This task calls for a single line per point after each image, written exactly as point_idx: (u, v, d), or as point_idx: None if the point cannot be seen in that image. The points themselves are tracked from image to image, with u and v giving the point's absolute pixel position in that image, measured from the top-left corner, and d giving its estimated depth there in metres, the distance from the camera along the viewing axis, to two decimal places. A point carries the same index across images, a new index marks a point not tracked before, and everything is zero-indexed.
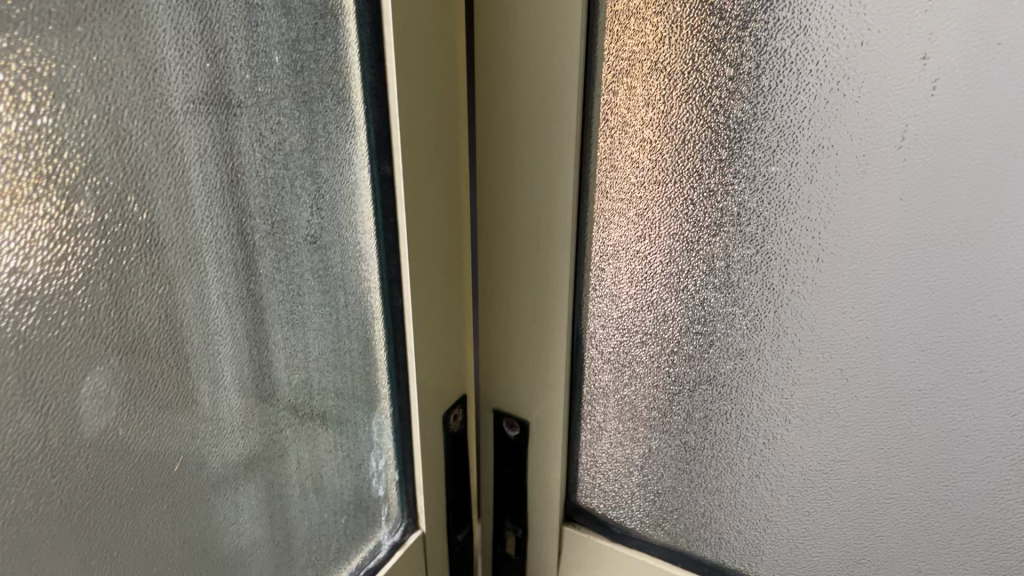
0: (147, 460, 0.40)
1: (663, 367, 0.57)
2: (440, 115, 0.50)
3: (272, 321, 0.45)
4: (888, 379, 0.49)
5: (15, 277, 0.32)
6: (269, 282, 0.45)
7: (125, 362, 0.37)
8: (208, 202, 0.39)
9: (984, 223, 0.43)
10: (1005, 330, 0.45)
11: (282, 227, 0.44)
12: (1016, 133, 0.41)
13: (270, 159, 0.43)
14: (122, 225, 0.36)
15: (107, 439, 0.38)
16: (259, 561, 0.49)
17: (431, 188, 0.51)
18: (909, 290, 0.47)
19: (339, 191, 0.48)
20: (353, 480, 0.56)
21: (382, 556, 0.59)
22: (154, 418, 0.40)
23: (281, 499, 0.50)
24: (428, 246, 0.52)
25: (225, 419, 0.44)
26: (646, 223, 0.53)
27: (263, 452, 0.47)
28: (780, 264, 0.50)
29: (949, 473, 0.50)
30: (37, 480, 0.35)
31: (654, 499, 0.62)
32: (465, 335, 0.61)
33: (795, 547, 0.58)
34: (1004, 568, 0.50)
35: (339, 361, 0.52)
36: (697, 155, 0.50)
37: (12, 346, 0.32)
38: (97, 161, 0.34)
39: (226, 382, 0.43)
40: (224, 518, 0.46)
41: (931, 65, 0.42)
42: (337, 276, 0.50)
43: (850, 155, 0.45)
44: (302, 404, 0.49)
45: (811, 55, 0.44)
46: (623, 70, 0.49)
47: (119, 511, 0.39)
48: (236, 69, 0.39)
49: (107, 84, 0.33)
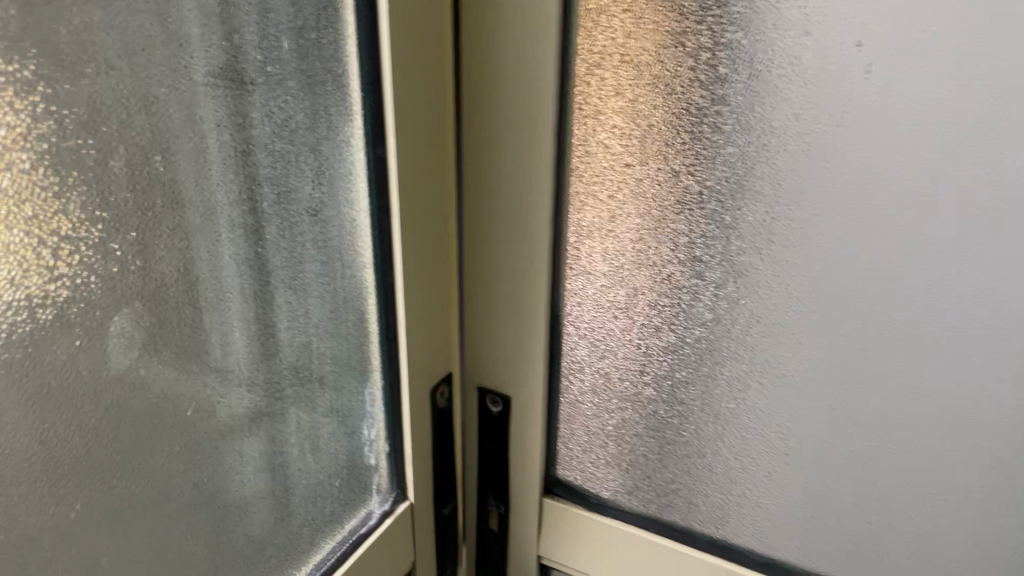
0: (165, 402, 0.44)
1: (634, 340, 0.62)
2: (429, 103, 0.55)
3: (276, 284, 0.50)
4: (834, 341, 0.54)
5: (59, 220, 0.37)
6: (274, 247, 0.49)
7: (148, 307, 0.42)
8: (223, 168, 0.44)
9: (914, 194, 0.49)
10: (937, 291, 0.50)
11: (287, 197, 0.49)
12: (940, 111, 0.47)
13: (277, 134, 0.47)
14: (149, 181, 0.40)
15: (131, 377, 0.42)
16: (260, 513, 0.53)
17: (420, 169, 0.56)
18: (851, 257, 0.52)
19: (337, 170, 0.53)
20: (346, 445, 0.60)
21: (373, 522, 0.63)
22: (172, 362, 0.44)
23: (281, 456, 0.54)
24: (417, 225, 0.57)
25: (233, 372, 0.48)
26: (617, 204, 0.58)
27: (266, 407, 0.52)
28: (737, 238, 0.55)
29: (894, 427, 0.54)
30: (70, 408, 0.39)
31: (628, 468, 0.67)
32: (451, 315, 0.65)
33: (758, 508, 0.62)
34: (945, 515, 0.55)
35: (335, 330, 0.56)
36: (661, 140, 0.55)
37: (53, 281, 0.37)
38: (130, 122, 0.38)
39: (236, 337, 0.48)
40: (230, 466, 0.50)
41: (864, 51, 0.47)
42: (335, 248, 0.54)
43: (796, 135, 0.51)
44: (301, 365, 0.54)
45: (759, 46, 0.50)
46: (595, 63, 0.55)
47: (139, 447, 0.43)
48: (249, 49, 0.44)
49: (140, 53, 0.38)
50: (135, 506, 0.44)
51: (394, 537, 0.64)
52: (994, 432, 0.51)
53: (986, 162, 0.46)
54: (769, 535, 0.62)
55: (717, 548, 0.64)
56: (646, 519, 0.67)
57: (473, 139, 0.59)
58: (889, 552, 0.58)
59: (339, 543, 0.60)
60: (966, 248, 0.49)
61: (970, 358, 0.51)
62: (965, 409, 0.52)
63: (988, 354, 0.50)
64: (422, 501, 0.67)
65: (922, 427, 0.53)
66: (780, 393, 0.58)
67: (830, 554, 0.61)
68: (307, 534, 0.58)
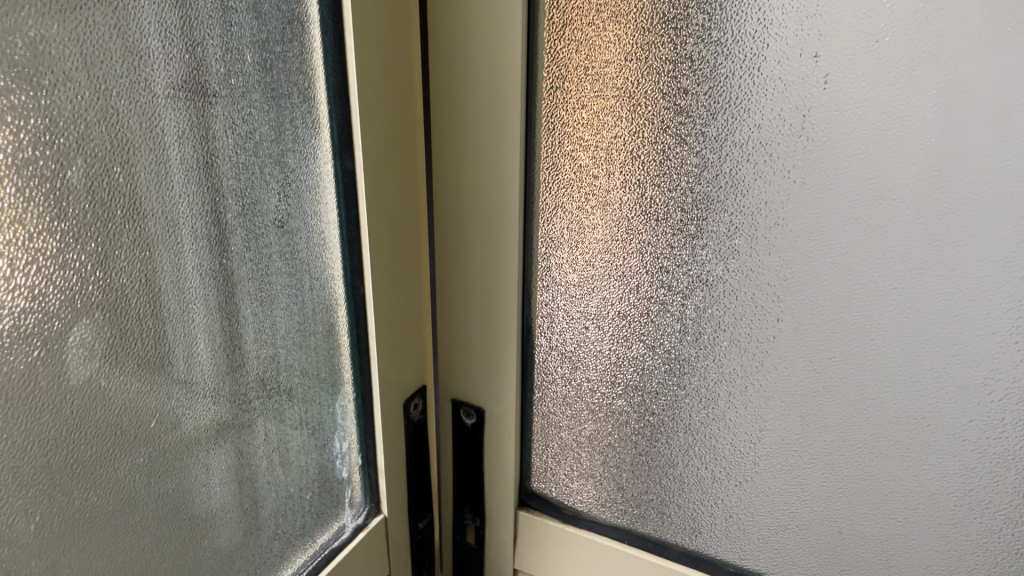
0: (127, 413, 0.44)
1: (605, 351, 0.62)
2: (398, 116, 0.56)
3: (242, 296, 0.50)
4: (801, 349, 0.55)
5: (16, 230, 0.37)
6: (240, 259, 0.49)
7: (109, 318, 0.42)
8: (186, 179, 0.45)
9: (874, 202, 0.49)
10: (901, 299, 0.50)
11: (252, 209, 0.49)
12: (897, 120, 0.47)
13: (242, 145, 0.48)
14: (109, 191, 0.40)
15: (91, 388, 0.42)
16: (228, 526, 0.53)
17: (389, 182, 0.56)
18: (815, 266, 0.52)
19: (304, 182, 0.53)
20: (317, 458, 0.60)
21: (346, 535, 0.63)
22: (135, 373, 0.44)
23: (249, 469, 0.54)
24: (387, 237, 0.57)
25: (198, 383, 0.48)
26: (585, 215, 0.59)
27: (233, 419, 0.52)
28: (704, 247, 0.55)
29: (861, 435, 0.55)
30: (28, 418, 0.39)
31: (602, 479, 0.67)
32: (423, 328, 0.65)
33: (731, 518, 0.62)
34: (915, 523, 0.55)
35: (304, 341, 0.56)
36: (627, 150, 0.56)
37: (9, 291, 0.37)
38: (88, 133, 0.39)
39: (200, 348, 0.48)
40: (196, 478, 0.49)
41: (822, 62, 0.48)
42: (304, 260, 0.54)
43: (759, 145, 0.51)
44: (269, 377, 0.54)
45: (720, 57, 0.50)
46: (561, 76, 0.55)
47: (100, 459, 0.43)
48: (212, 62, 0.45)
49: (99, 65, 0.39)
50: (96, 518, 0.44)
51: (368, 551, 0.64)
52: (960, 439, 0.51)
53: (943, 169, 0.47)
54: (742, 546, 0.62)
55: (691, 559, 0.64)
56: (620, 531, 0.67)
57: (443, 151, 0.60)
58: (861, 561, 0.58)
59: (310, 557, 0.60)
60: (927, 256, 0.49)
61: (934, 365, 0.51)
62: (930, 416, 0.52)
63: (952, 361, 0.50)
64: (397, 514, 0.67)
65: (888, 434, 0.54)
66: (749, 402, 0.58)
67: (802, 563, 0.61)
68: (278, 548, 0.58)
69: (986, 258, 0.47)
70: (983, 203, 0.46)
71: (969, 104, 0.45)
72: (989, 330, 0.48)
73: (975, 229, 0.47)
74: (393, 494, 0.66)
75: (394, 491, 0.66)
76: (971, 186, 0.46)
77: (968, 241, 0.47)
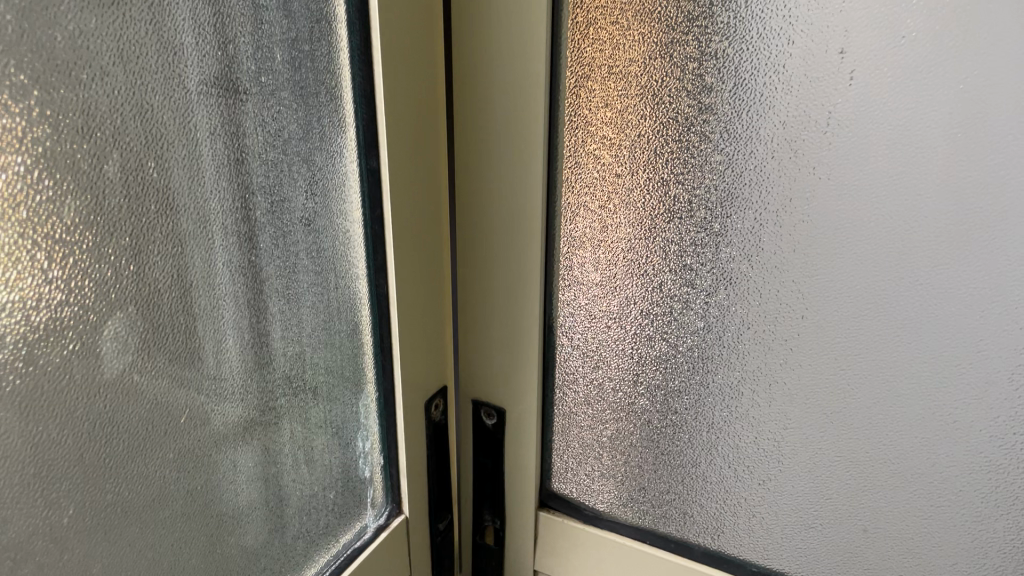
0: (158, 407, 0.44)
1: (626, 350, 0.62)
2: (422, 117, 0.56)
3: (269, 293, 0.50)
4: (826, 347, 0.55)
5: (54, 223, 0.37)
6: (268, 256, 0.50)
7: (142, 312, 0.42)
8: (217, 175, 0.45)
9: (900, 199, 0.49)
10: (927, 294, 0.50)
11: (280, 207, 0.50)
12: (922, 115, 0.47)
13: (271, 143, 0.48)
14: (143, 185, 0.41)
15: (124, 382, 0.42)
16: (254, 523, 0.53)
17: (413, 182, 0.56)
18: (840, 263, 0.52)
19: (331, 181, 0.53)
20: (340, 457, 0.60)
21: (368, 536, 0.63)
22: (166, 369, 0.44)
23: (276, 467, 0.54)
24: (410, 238, 0.57)
25: (227, 379, 0.48)
26: (608, 214, 0.59)
27: (261, 416, 0.52)
28: (727, 245, 0.56)
29: (886, 432, 0.55)
30: (62, 410, 0.39)
31: (623, 479, 0.67)
32: (444, 329, 0.65)
33: (753, 517, 0.62)
34: (940, 520, 0.55)
35: (330, 340, 0.56)
36: (650, 149, 0.56)
37: (47, 283, 0.37)
38: (124, 127, 0.39)
39: (229, 344, 0.48)
40: (224, 475, 0.50)
41: (848, 59, 0.48)
42: (329, 259, 0.55)
43: (783, 141, 0.52)
44: (296, 375, 0.54)
45: (745, 55, 0.51)
46: (584, 75, 0.56)
47: (132, 452, 0.43)
48: (243, 59, 0.45)
49: (134, 60, 0.39)
50: (127, 513, 0.44)
51: (390, 552, 0.64)
52: (987, 435, 0.51)
53: (970, 164, 0.47)
54: (765, 544, 0.62)
55: (713, 558, 0.64)
56: (641, 531, 0.67)
57: (465, 151, 0.60)
58: (886, 559, 0.58)
59: (333, 556, 0.60)
60: (953, 251, 0.49)
61: (960, 361, 0.51)
62: (956, 412, 0.52)
63: (978, 357, 0.50)
64: (418, 516, 0.67)
65: (914, 430, 0.54)
66: (774, 400, 0.58)
67: (826, 562, 0.61)
68: (302, 546, 0.58)
69: (1010, 253, 0.47)
70: (1009, 198, 0.46)
71: (996, 99, 0.45)
72: (1015, 325, 0.48)
73: (1001, 223, 0.47)
74: (413, 497, 0.66)
75: (415, 493, 0.66)
76: (997, 181, 0.46)
77: (994, 236, 0.47)
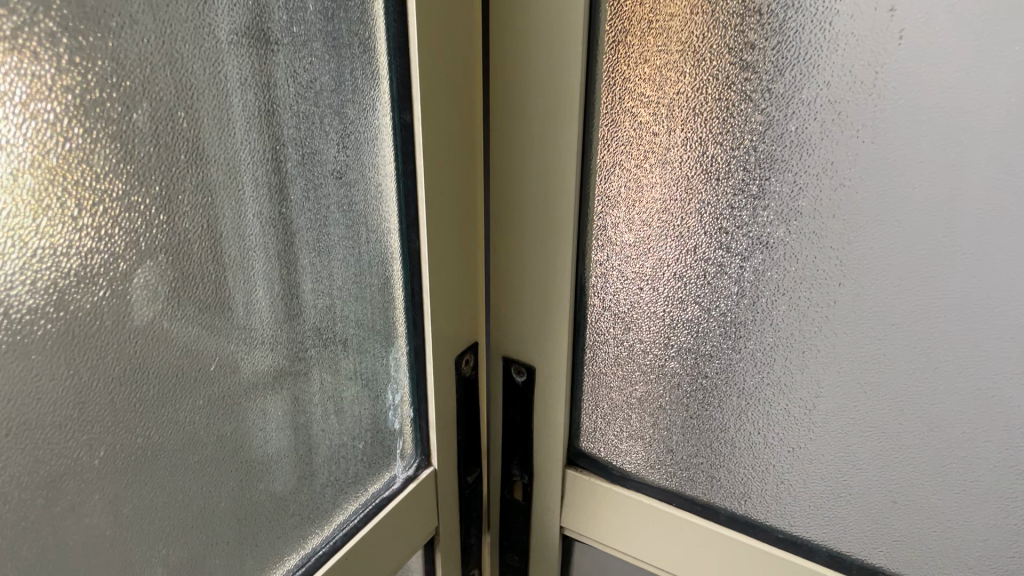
0: (188, 355, 0.45)
1: (658, 312, 0.62)
2: (454, 72, 0.55)
3: (301, 245, 0.51)
4: (862, 316, 0.53)
5: (83, 170, 0.38)
6: (299, 209, 0.50)
7: (172, 261, 0.43)
8: (247, 126, 0.45)
9: (945, 166, 0.48)
10: (969, 265, 0.49)
11: (312, 159, 0.50)
12: (975, 76, 0.45)
13: (303, 95, 0.48)
14: (173, 135, 0.41)
15: (154, 329, 0.43)
16: (283, 471, 0.54)
17: (446, 139, 0.56)
18: (880, 230, 0.51)
19: (363, 134, 0.53)
20: (370, 409, 0.61)
21: (397, 486, 0.64)
22: (196, 318, 0.45)
23: (304, 416, 0.55)
24: (443, 197, 0.57)
25: (257, 329, 0.49)
26: (644, 173, 0.58)
27: (291, 367, 0.52)
28: (765, 209, 0.54)
29: (921, 405, 0.53)
30: (94, 355, 0.40)
31: (651, 441, 0.67)
32: (477, 285, 0.65)
33: (782, 485, 0.62)
34: (974, 496, 0.54)
35: (361, 294, 0.57)
36: (689, 107, 0.54)
37: (77, 230, 0.38)
38: (153, 77, 0.39)
39: (259, 296, 0.49)
40: (254, 423, 0.51)
41: (898, 16, 0.46)
42: (360, 213, 0.55)
43: (827, 103, 0.50)
44: (326, 327, 0.54)
45: (790, 11, 0.49)
46: (623, 29, 0.54)
47: (161, 397, 0.44)
48: (274, 9, 0.45)
49: (163, 9, 0.39)
50: (158, 456, 0.45)
51: (418, 504, 0.65)
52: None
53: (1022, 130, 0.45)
54: (793, 512, 0.62)
55: (739, 523, 0.64)
56: (668, 493, 0.67)
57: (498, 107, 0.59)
58: (915, 532, 0.57)
59: (362, 506, 0.62)
60: (1000, 220, 0.47)
61: (1002, 334, 0.49)
62: (994, 387, 0.50)
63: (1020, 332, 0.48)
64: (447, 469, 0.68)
65: (949, 404, 0.52)
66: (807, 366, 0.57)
67: (854, 533, 0.60)
68: (330, 495, 0.59)
69: None
70: None
71: None
72: None
73: None
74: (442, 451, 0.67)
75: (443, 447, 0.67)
76: None
77: None
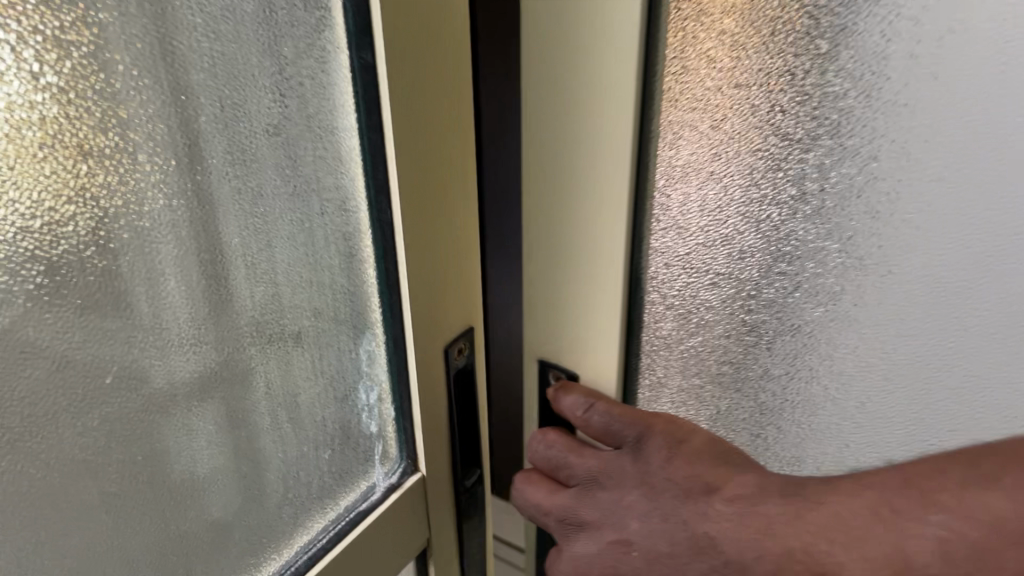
0: (68, 367, 0.35)
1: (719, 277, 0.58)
2: (444, 14, 0.44)
3: (225, 219, 0.40)
4: (930, 278, 0.52)
5: None
6: (219, 177, 0.39)
7: (34, 251, 0.32)
8: (136, 70, 0.34)
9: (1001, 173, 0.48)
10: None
11: (235, 110, 0.39)
12: None
13: (218, 28, 0.37)
14: (20, 84, 0.31)
15: (14, 339, 0.33)
16: (222, 493, 0.45)
17: (432, 97, 0.45)
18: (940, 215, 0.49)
19: (305, 78, 0.42)
20: (337, 412, 0.51)
21: (376, 497, 0.54)
22: (76, 320, 0.35)
23: (247, 428, 0.45)
24: (426, 172, 0.46)
25: (170, 328, 0.39)
26: (719, 121, 0.52)
27: (223, 371, 0.42)
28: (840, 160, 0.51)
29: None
30: None
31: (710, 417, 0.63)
32: (471, 269, 0.55)
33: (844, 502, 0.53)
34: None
35: (315, 276, 0.46)
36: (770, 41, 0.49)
37: None
38: None
39: (169, 288, 0.38)
40: (176, 441, 0.41)
41: None
42: (307, 178, 0.44)
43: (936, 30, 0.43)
44: (268, 321, 0.44)
45: None
46: None
47: (34, 423, 0.34)
48: None
49: None
50: (34, 494, 0.35)
51: (402, 519, 0.55)
52: None
53: None
54: None
55: None
56: None
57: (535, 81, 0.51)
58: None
59: (331, 522, 0.52)
60: None
61: None
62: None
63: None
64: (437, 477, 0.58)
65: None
66: (959, 343, 0.53)
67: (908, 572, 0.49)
68: (289, 513, 0.50)
69: None
70: None
71: None
72: None
73: None
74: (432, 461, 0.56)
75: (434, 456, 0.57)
76: None
77: None
